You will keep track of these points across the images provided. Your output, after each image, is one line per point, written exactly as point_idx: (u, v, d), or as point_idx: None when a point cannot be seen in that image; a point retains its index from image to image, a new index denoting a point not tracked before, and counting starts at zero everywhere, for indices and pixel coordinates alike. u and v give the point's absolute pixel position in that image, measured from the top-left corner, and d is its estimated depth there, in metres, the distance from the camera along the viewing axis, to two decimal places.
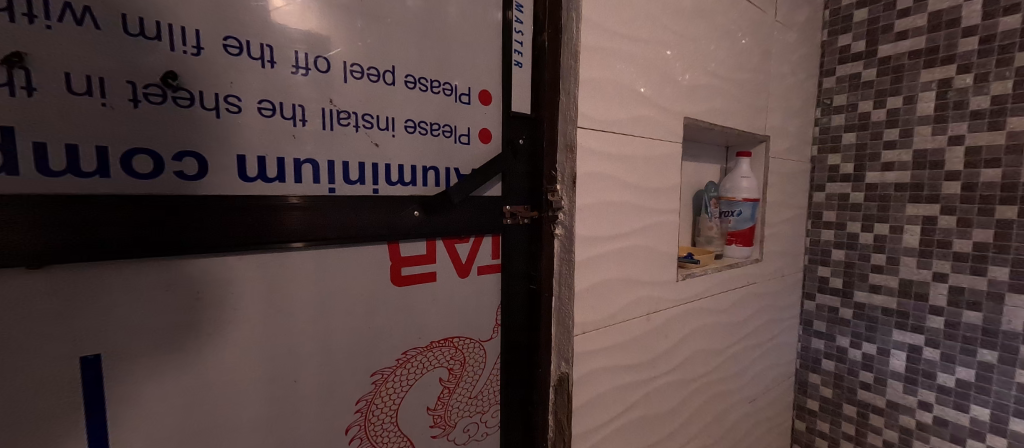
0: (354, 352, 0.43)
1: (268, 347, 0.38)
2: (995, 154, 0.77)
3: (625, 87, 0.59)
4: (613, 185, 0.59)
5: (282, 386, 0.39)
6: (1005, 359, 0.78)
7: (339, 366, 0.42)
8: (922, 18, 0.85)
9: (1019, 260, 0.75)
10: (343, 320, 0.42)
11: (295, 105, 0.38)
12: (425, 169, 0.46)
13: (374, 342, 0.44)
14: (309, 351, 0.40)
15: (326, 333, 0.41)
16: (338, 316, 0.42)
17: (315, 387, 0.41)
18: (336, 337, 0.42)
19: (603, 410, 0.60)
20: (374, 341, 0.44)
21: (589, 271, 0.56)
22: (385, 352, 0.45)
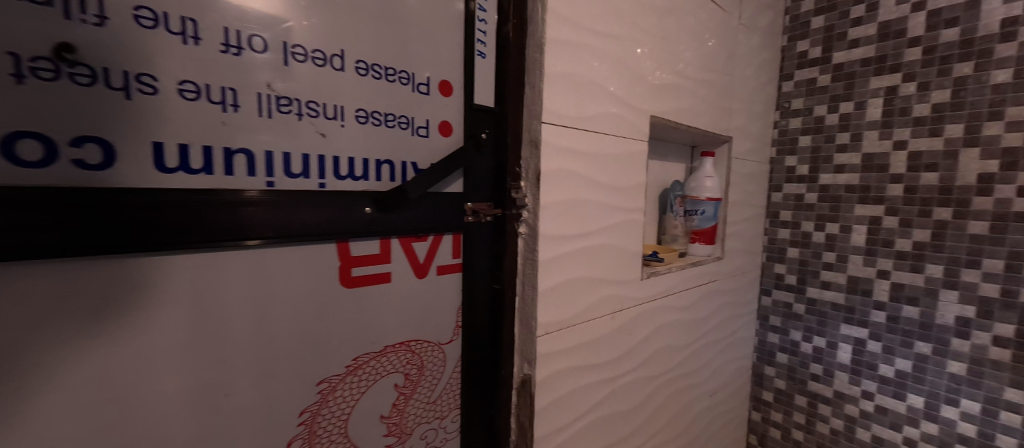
0: (297, 360, 0.40)
1: (196, 356, 0.34)
2: (934, 159, 0.82)
3: (592, 83, 0.58)
4: (580, 183, 0.58)
5: (213, 399, 0.35)
6: (938, 350, 0.83)
7: (280, 376, 0.39)
8: (873, 27, 0.89)
9: (952, 258, 0.81)
10: (284, 325, 0.38)
11: (225, 88, 0.33)
12: (379, 163, 0.43)
13: (320, 349, 0.41)
14: (245, 360, 0.36)
15: (265, 341, 0.37)
16: (278, 322, 0.38)
17: (253, 399, 0.37)
18: (276, 343, 0.38)
19: (567, 410, 0.59)
20: (320, 348, 0.41)
21: (553, 270, 0.55)
22: (332, 359, 0.42)
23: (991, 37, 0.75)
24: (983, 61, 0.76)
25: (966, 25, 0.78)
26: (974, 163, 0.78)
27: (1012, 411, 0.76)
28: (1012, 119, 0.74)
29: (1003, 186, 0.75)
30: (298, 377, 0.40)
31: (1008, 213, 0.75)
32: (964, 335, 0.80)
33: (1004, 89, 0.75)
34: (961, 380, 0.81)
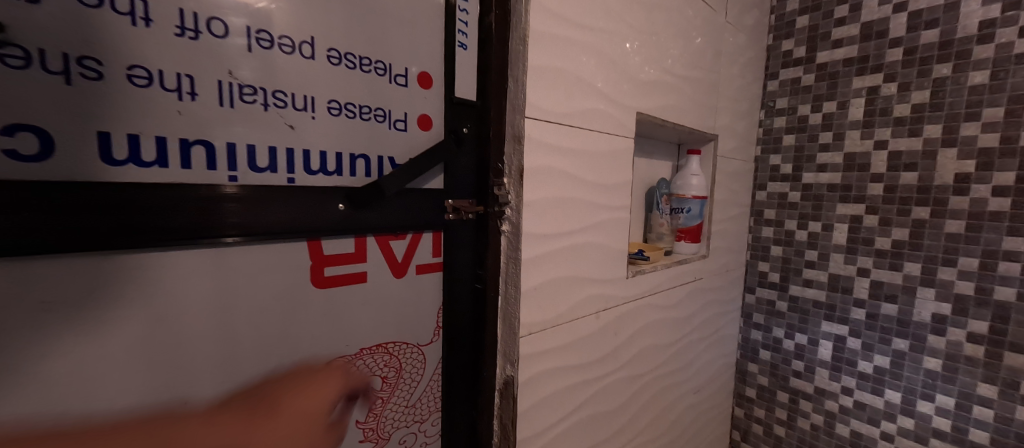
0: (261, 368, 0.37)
1: (149, 366, 0.31)
2: (913, 159, 0.83)
3: (578, 77, 0.57)
4: (564, 180, 0.56)
5: (165, 412, 0.33)
6: (915, 347, 0.85)
7: (244, 385, 0.36)
8: (856, 27, 0.90)
9: (930, 257, 0.82)
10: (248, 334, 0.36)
11: (180, 74, 0.31)
12: (353, 157, 0.41)
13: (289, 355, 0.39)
14: (204, 372, 0.34)
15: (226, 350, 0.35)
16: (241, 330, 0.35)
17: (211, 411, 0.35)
18: (237, 354, 0.36)
19: (550, 411, 0.58)
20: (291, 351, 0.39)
21: (537, 269, 0.54)
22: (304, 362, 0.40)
23: (970, 39, 0.77)
24: (961, 63, 0.78)
25: (946, 26, 0.79)
26: (951, 163, 0.79)
27: (984, 405, 0.78)
28: (988, 120, 0.75)
29: (978, 186, 0.77)
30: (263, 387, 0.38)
31: (983, 212, 0.76)
32: (940, 331, 0.82)
33: (981, 90, 0.76)
34: (936, 375, 0.83)
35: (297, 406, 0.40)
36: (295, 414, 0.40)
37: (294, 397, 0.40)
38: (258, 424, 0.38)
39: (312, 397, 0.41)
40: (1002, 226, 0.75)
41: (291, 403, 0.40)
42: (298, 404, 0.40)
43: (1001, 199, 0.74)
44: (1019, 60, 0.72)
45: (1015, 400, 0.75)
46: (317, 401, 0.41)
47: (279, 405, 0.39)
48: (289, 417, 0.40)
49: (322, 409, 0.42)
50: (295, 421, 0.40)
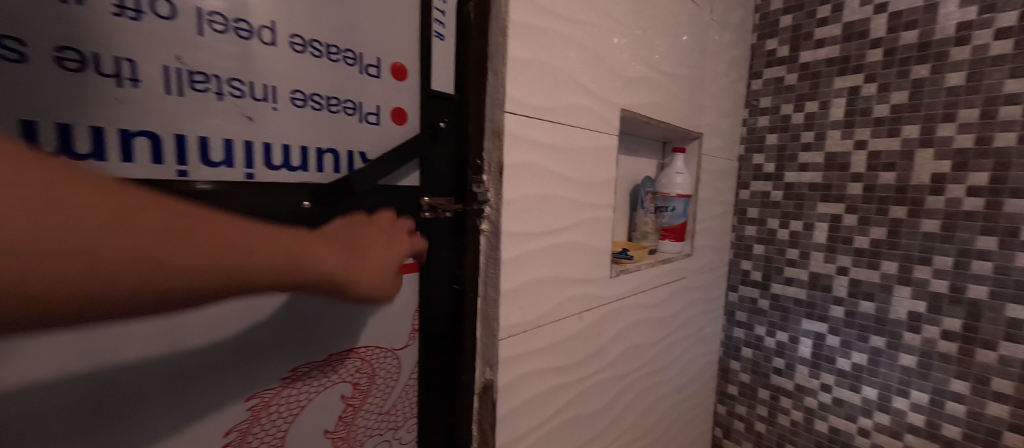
0: (219, 377, 0.34)
1: (87, 372, 0.27)
2: (892, 159, 0.84)
3: (560, 72, 0.55)
4: (546, 177, 0.55)
5: (105, 428, 0.29)
6: (891, 344, 0.86)
7: (199, 397, 0.33)
8: (838, 27, 0.90)
9: (907, 255, 0.84)
10: (203, 336, 0.32)
11: (120, 58, 0.28)
12: (321, 151, 0.38)
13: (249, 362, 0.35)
14: (152, 378, 0.30)
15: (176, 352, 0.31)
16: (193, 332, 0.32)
17: (161, 425, 0.31)
18: (192, 357, 0.32)
19: (532, 415, 0.57)
20: (249, 359, 0.35)
21: (517, 269, 0.52)
22: (265, 371, 0.37)
23: (947, 40, 0.78)
24: (939, 64, 0.79)
25: (925, 28, 0.80)
26: (928, 163, 0.80)
27: (956, 401, 0.80)
28: (964, 121, 0.77)
29: (954, 186, 0.78)
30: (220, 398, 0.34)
31: (958, 212, 0.78)
32: (916, 329, 0.83)
33: (957, 91, 0.77)
34: (912, 372, 0.84)
35: (373, 246, 0.35)
36: (374, 258, 0.34)
37: (367, 239, 0.35)
38: (348, 255, 0.31)
39: (384, 244, 0.37)
40: (976, 225, 0.76)
41: (366, 244, 0.35)
42: (373, 245, 0.35)
43: (975, 199, 0.76)
44: (994, 62, 0.73)
45: (986, 395, 0.77)
46: (389, 249, 0.37)
47: (354, 246, 0.33)
48: (369, 257, 0.34)
49: (394, 262, 0.37)
50: (377, 264, 0.34)
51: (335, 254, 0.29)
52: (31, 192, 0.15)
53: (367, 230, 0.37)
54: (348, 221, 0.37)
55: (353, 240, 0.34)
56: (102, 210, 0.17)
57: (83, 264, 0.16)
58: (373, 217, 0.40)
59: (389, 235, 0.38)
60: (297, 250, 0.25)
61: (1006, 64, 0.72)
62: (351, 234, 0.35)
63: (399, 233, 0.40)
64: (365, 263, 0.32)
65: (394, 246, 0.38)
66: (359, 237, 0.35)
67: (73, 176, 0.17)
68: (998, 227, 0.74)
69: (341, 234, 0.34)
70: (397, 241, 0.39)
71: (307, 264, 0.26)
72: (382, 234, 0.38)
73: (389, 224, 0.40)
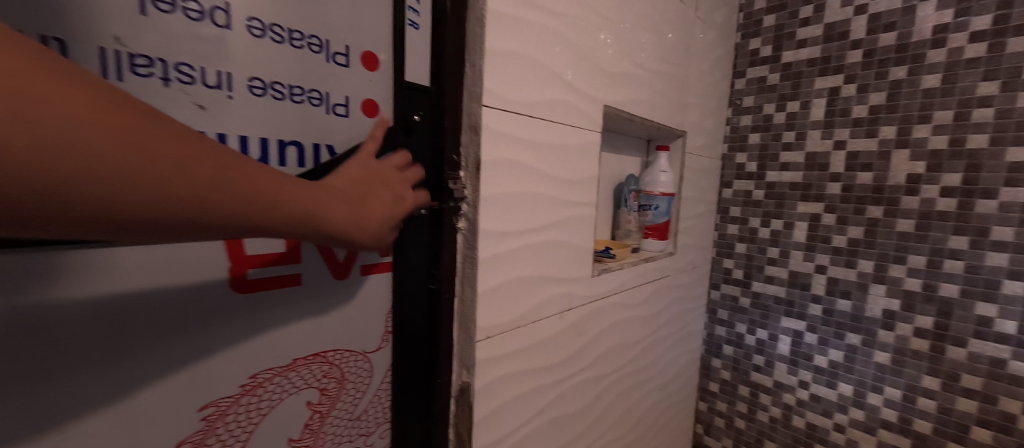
0: (154, 362, 0.30)
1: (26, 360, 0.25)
2: (869, 160, 0.85)
3: (541, 66, 0.53)
4: (526, 174, 0.53)
5: (16, 406, 0.25)
6: (866, 341, 0.88)
7: (138, 392, 0.30)
8: (819, 28, 0.91)
9: (882, 254, 0.85)
10: (134, 309, 0.29)
11: (45, 37, 0.24)
12: (283, 144, 0.36)
13: (190, 349, 0.32)
14: (75, 351, 0.27)
15: (101, 326, 0.27)
16: (119, 308, 0.28)
17: (85, 407, 0.27)
18: (124, 332, 0.29)
19: (510, 417, 0.55)
20: (192, 350, 0.32)
21: (495, 269, 0.51)
22: (214, 366, 0.33)
23: (924, 42, 0.79)
24: (916, 66, 0.80)
25: (903, 29, 0.81)
26: (904, 164, 0.82)
27: (927, 396, 0.82)
28: (938, 123, 0.78)
29: (928, 187, 0.79)
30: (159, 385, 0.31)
31: (932, 212, 0.79)
32: (890, 326, 0.85)
33: (933, 93, 0.78)
34: (886, 369, 0.86)
35: (376, 200, 0.35)
36: (376, 212, 0.34)
37: (372, 191, 0.35)
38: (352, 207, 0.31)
39: (388, 199, 0.36)
40: (949, 225, 0.78)
41: (370, 197, 0.34)
42: (376, 200, 0.35)
43: (948, 199, 0.77)
44: (968, 65, 0.75)
45: (956, 391, 0.79)
46: (392, 205, 0.37)
47: (357, 197, 0.33)
48: (370, 212, 0.34)
49: (394, 219, 0.37)
50: (377, 219, 0.34)
51: (337, 205, 0.29)
52: (53, 105, 0.14)
53: (373, 182, 0.36)
54: (357, 164, 0.36)
55: (356, 192, 0.34)
56: (120, 130, 0.16)
57: (105, 185, 0.16)
58: (382, 162, 0.39)
59: (394, 189, 0.38)
60: (300, 197, 0.26)
61: (980, 67, 0.73)
62: (355, 182, 0.34)
63: (405, 187, 0.40)
64: (365, 218, 0.33)
65: (398, 202, 0.38)
66: (363, 190, 0.34)
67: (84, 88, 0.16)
68: (969, 227, 0.76)
69: (347, 179, 0.34)
70: (402, 197, 0.38)
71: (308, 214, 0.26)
72: (387, 189, 0.37)
73: (396, 175, 0.39)
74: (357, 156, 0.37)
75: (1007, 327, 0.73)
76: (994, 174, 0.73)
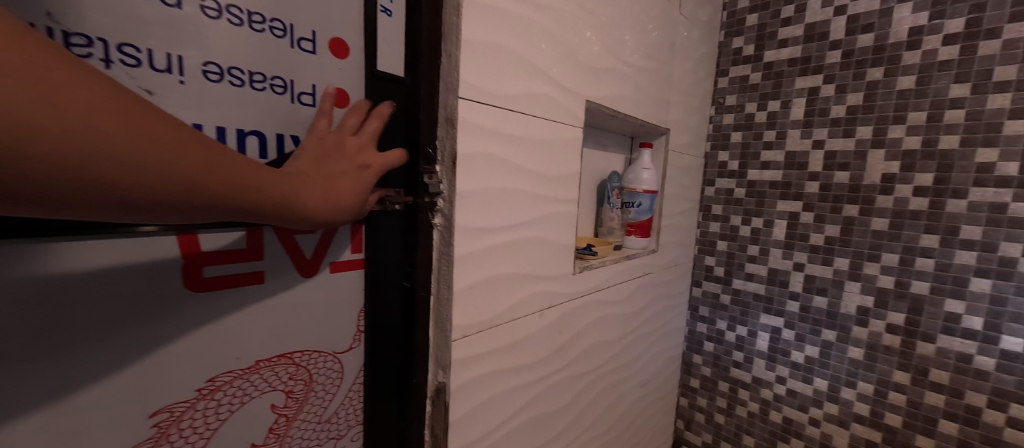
0: (89, 350, 0.28)
1: None
2: (846, 159, 0.87)
3: (521, 59, 0.52)
4: (505, 169, 0.52)
5: None
6: (841, 337, 0.90)
7: (78, 397, 0.28)
8: (800, 28, 0.92)
9: (857, 252, 0.87)
10: (70, 302, 0.27)
11: None
12: (243, 134, 0.34)
13: (131, 333, 0.30)
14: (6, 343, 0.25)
15: (21, 303, 0.25)
16: (43, 285, 0.26)
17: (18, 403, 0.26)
18: (68, 334, 0.27)
19: (488, 417, 0.54)
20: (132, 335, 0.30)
21: (472, 267, 0.49)
22: (162, 353, 0.31)
23: (900, 44, 0.80)
24: (892, 67, 0.81)
25: (880, 31, 0.82)
26: (879, 164, 0.83)
27: (898, 391, 0.84)
28: (912, 123, 0.79)
29: (902, 186, 0.81)
30: (94, 370, 0.28)
31: (905, 211, 0.81)
32: (864, 322, 0.87)
33: (907, 94, 0.80)
34: (859, 364, 0.88)
35: (342, 174, 0.35)
36: (344, 187, 0.35)
37: (336, 167, 0.35)
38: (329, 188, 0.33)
39: (354, 171, 0.36)
40: (921, 224, 0.79)
41: (335, 172, 0.35)
42: (341, 174, 0.35)
43: (920, 199, 0.79)
44: (941, 67, 0.76)
45: (925, 385, 0.81)
46: (359, 176, 0.37)
47: (324, 174, 0.34)
48: (338, 186, 0.34)
49: (365, 188, 0.37)
50: (346, 193, 0.34)
51: (308, 187, 0.31)
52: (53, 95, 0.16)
53: (335, 155, 0.36)
54: (313, 141, 0.36)
55: (321, 169, 0.34)
56: (111, 119, 0.18)
57: (98, 169, 0.17)
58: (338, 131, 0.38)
59: (358, 158, 0.37)
60: (274, 184, 0.27)
61: (952, 69, 0.75)
62: (318, 159, 0.35)
63: (369, 154, 0.39)
64: (335, 194, 0.33)
65: (365, 170, 0.37)
66: (327, 166, 0.35)
67: (80, 81, 0.17)
68: (940, 226, 0.78)
69: (310, 158, 0.34)
70: (368, 164, 0.38)
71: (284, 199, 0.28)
72: (350, 159, 0.37)
73: (357, 141, 0.38)
74: (310, 134, 0.36)
75: (973, 324, 0.76)
76: (964, 175, 0.75)
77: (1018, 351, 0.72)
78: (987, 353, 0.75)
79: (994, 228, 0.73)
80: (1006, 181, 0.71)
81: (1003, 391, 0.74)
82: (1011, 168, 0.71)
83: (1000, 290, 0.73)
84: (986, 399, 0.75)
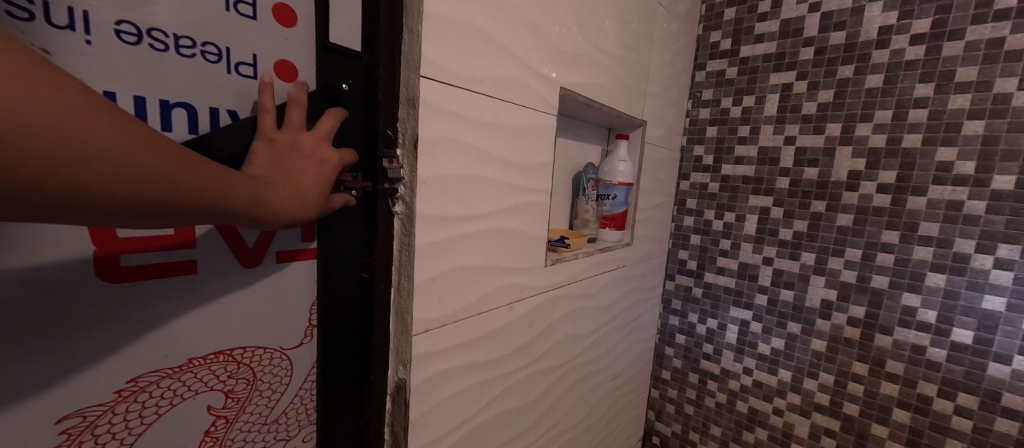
0: None
1: None
2: (815, 156, 0.88)
3: (491, 39, 0.49)
4: (472, 156, 0.49)
5: None
6: (805, 330, 0.92)
7: None
8: (776, 24, 0.92)
9: (823, 247, 0.89)
10: None
11: None
12: (167, 105, 0.31)
13: (25, 320, 0.26)
14: None
15: None
16: None
17: None
18: None
19: (452, 413, 0.53)
20: (27, 324, 0.27)
21: (436, 257, 0.47)
22: (64, 345, 0.28)
23: (870, 43, 0.81)
24: (862, 65, 0.82)
25: (852, 29, 0.83)
26: (846, 161, 0.85)
27: (856, 381, 0.87)
28: (878, 122, 0.81)
29: (866, 183, 0.83)
30: None
31: (868, 208, 0.83)
32: (826, 315, 0.89)
33: (875, 93, 0.81)
34: (821, 355, 0.90)
35: (302, 172, 0.34)
36: (308, 185, 0.34)
37: (294, 165, 0.34)
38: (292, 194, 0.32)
39: (314, 167, 0.35)
40: (882, 220, 0.82)
41: (295, 171, 0.34)
42: (300, 172, 0.34)
43: (883, 195, 0.81)
44: (907, 67, 0.78)
45: (881, 376, 0.84)
46: (320, 171, 0.35)
47: (283, 175, 0.33)
48: (300, 183, 0.33)
49: (329, 183, 0.36)
50: (312, 192, 0.34)
51: (272, 187, 0.31)
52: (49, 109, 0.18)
53: (290, 155, 0.34)
54: (263, 145, 0.34)
55: (280, 170, 0.33)
56: (95, 125, 0.19)
57: (85, 168, 0.19)
58: (288, 129, 0.35)
59: (314, 154, 0.35)
60: (244, 184, 0.28)
61: (918, 69, 0.77)
62: (273, 162, 0.33)
63: (326, 147, 0.36)
64: (299, 193, 0.33)
65: (326, 165, 0.36)
66: (284, 166, 0.33)
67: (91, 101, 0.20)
68: (900, 223, 0.80)
69: (264, 163, 0.33)
70: (327, 158, 0.36)
71: (256, 199, 0.29)
72: (307, 156, 0.35)
73: (310, 137, 0.36)
74: (258, 138, 0.34)
75: (928, 317, 0.78)
76: (924, 173, 0.77)
77: (967, 343, 0.75)
78: (939, 345, 0.78)
79: (950, 225, 0.75)
80: (962, 179, 0.74)
81: (952, 381, 0.77)
82: (968, 167, 0.73)
83: (953, 285, 0.76)
84: (937, 389, 0.78)
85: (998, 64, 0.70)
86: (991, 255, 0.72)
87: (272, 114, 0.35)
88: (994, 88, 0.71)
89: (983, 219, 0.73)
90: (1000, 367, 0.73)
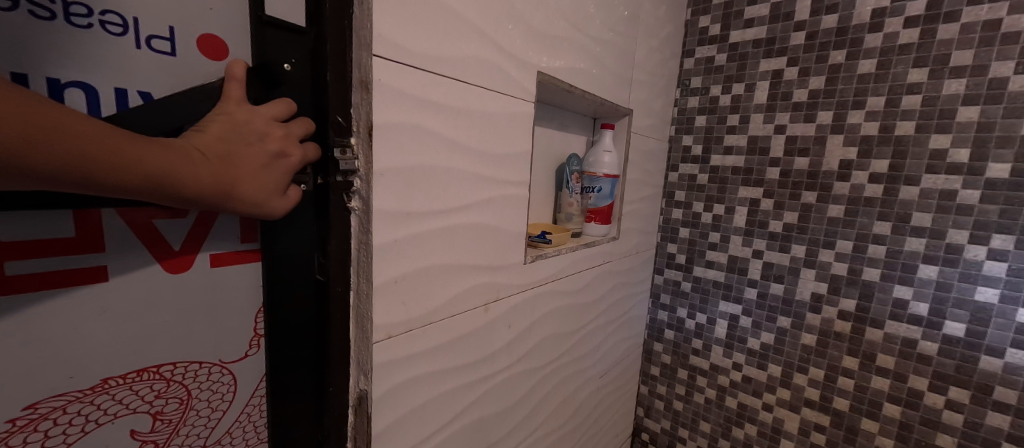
0: None
1: None
2: (806, 144, 0.85)
3: (458, 17, 0.45)
4: (438, 145, 0.45)
5: None
6: (795, 324, 0.90)
7: None
8: (766, 7, 0.89)
9: (813, 240, 0.86)
10: None
11: None
12: (57, 85, 0.26)
13: None
14: None
15: None
16: None
17: None
18: None
19: (423, 424, 0.49)
20: None
21: (398, 256, 0.42)
22: None
23: (863, 26, 0.78)
24: (854, 50, 0.79)
25: (844, 12, 0.80)
26: (837, 150, 0.82)
27: (846, 376, 0.85)
28: (871, 109, 0.78)
29: (858, 173, 0.80)
30: None
31: (860, 198, 0.80)
32: (817, 309, 0.87)
33: (867, 79, 0.78)
34: (810, 350, 0.88)
35: (249, 158, 0.31)
36: (247, 174, 0.31)
37: (242, 146, 0.31)
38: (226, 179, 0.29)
39: (265, 158, 0.32)
40: (874, 211, 0.79)
41: (239, 153, 0.31)
42: (246, 157, 0.31)
43: (875, 185, 0.79)
44: (901, 51, 0.75)
45: (872, 370, 0.82)
46: (271, 165, 0.33)
47: (223, 154, 0.30)
48: (240, 172, 0.31)
49: (276, 182, 0.33)
50: (249, 179, 0.31)
51: (195, 163, 0.28)
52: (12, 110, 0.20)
53: (244, 132, 0.31)
54: (221, 114, 0.31)
55: (225, 147, 0.30)
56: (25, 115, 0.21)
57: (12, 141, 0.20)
58: (257, 109, 0.33)
59: (273, 143, 0.33)
60: (149, 155, 0.25)
61: (911, 54, 0.74)
62: (222, 134, 0.30)
63: (291, 143, 0.34)
64: (232, 178, 0.30)
65: (281, 160, 0.33)
66: (232, 144, 0.31)
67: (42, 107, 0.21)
68: (892, 213, 0.78)
69: (215, 133, 0.30)
70: (287, 154, 0.34)
71: (160, 174, 0.26)
72: (263, 142, 0.32)
73: (277, 128, 0.33)
74: (221, 105, 0.32)
75: (919, 309, 0.76)
76: (917, 162, 0.75)
77: (959, 336, 0.73)
78: (931, 338, 0.76)
79: (943, 215, 0.73)
80: (956, 168, 0.71)
81: (942, 374, 0.75)
82: (963, 154, 0.71)
83: (946, 276, 0.74)
84: (927, 383, 0.77)
85: (994, 47, 0.68)
86: (984, 246, 0.70)
87: (242, 85, 0.33)
88: (990, 73, 0.68)
89: (976, 209, 0.70)
90: (992, 360, 0.71)
